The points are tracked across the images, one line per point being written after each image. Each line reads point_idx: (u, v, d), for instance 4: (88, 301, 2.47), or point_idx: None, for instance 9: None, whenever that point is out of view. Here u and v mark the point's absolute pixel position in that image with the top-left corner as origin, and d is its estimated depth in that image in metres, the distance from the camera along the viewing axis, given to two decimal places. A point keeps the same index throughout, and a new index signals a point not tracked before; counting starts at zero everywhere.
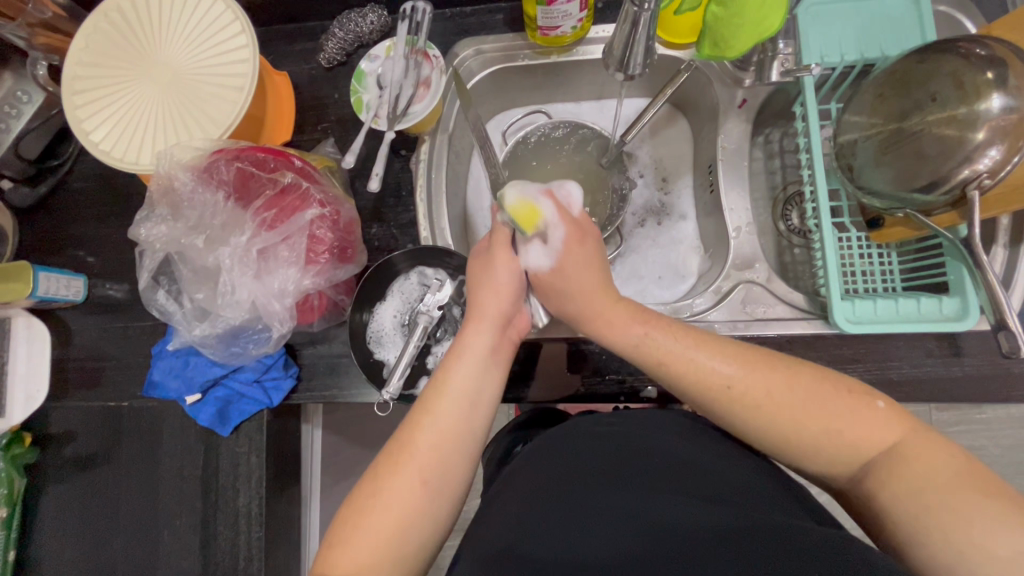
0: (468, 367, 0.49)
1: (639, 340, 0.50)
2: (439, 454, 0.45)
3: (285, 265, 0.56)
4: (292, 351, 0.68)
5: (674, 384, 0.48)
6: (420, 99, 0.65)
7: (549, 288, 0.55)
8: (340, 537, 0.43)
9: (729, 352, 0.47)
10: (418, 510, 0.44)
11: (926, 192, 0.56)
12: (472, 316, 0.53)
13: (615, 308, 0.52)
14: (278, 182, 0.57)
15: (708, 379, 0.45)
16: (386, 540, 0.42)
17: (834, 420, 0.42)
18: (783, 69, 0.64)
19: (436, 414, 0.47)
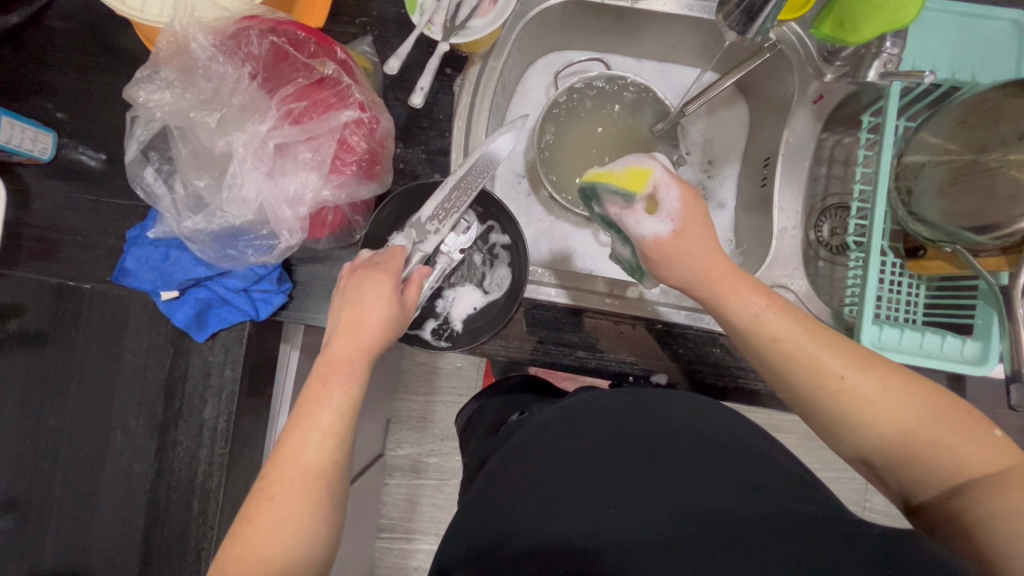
0: (349, 367, 0.44)
1: (757, 313, 0.45)
2: (327, 465, 0.41)
3: (305, 169, 0.50)
4: (287, 265, 0.62)
5: (774, 366, 0.45)
6: (483, 13, 0.57)
7: (667, 259, 0.48)
8: (243, 531, 0.39)
9: (844, 345, 0.43)
10: (308, 514, 0.39)
11: (980, 233, 0.55)
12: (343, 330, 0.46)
13: (737, 274, 0.47)
14: (316, 72, 0.50)
15: (820, 365, 0.42)
16: (291, 540, 0.38)
17: (944, 434, 0.39)
18: (882, 71, 0.57)
19: (323, 403, 0.42)
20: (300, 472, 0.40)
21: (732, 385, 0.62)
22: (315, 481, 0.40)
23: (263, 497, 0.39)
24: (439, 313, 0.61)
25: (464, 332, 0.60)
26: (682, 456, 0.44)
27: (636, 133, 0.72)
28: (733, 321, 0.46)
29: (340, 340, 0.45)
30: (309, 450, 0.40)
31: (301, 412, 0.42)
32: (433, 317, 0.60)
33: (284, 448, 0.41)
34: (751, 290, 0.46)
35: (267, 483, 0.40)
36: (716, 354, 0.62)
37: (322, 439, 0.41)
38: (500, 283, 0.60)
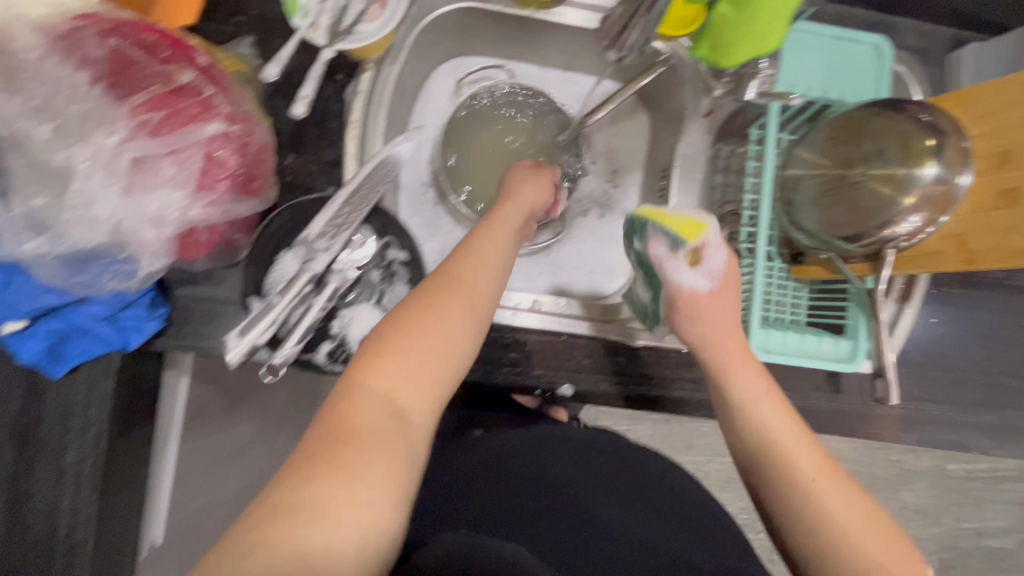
0: (489, 266, 0.48)
1: (755, 394, 0.49)
2: (453, 335, 0.44)
3: (166, 186, 0.44)
4: (162, 287, 0.56)
5: (760, 456, 0.47)
6: (371, 18, 0.54)
7: (699, 314, 0.51)
8: (359, 374, 0.41)
9: (823, 455, 0.47)
10: (427, 370, 0.42)
11: (849, 242, 0.59)
12: (471, 253, 0.48)
13: (744, 352, 0.51)
14: (173, 80, 0.44)
15: (797, 462, 0.46)
16: (399, 394, 0.41)
17: (881, 554, 0.43)
18: (759, 90, 0.60)
19: (460, 280, 0.46)
20: (424, 334, 0.43)
21: (637, 394, 0.63)
22: (433, 367, 0.42)
23: (379, 364, 0.41)
24: (335, 334, 0.57)
25: None
26: (659, 503, 0.59)
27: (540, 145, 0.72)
28: (731, 393, 0.50)
29: (468, 259, 0.48)
30: (430, 342, 0.43)
31: (425, 304, 0.44)
32: (328, 339, 0.57)
33: (407, 331, 0.42)
34: (752, 371, 0.50)
35: (383, 352, 0.41)
36: (620, 363, 0.63)
37: (450, 317, 0.44)
38: (397, 301, 0.57)
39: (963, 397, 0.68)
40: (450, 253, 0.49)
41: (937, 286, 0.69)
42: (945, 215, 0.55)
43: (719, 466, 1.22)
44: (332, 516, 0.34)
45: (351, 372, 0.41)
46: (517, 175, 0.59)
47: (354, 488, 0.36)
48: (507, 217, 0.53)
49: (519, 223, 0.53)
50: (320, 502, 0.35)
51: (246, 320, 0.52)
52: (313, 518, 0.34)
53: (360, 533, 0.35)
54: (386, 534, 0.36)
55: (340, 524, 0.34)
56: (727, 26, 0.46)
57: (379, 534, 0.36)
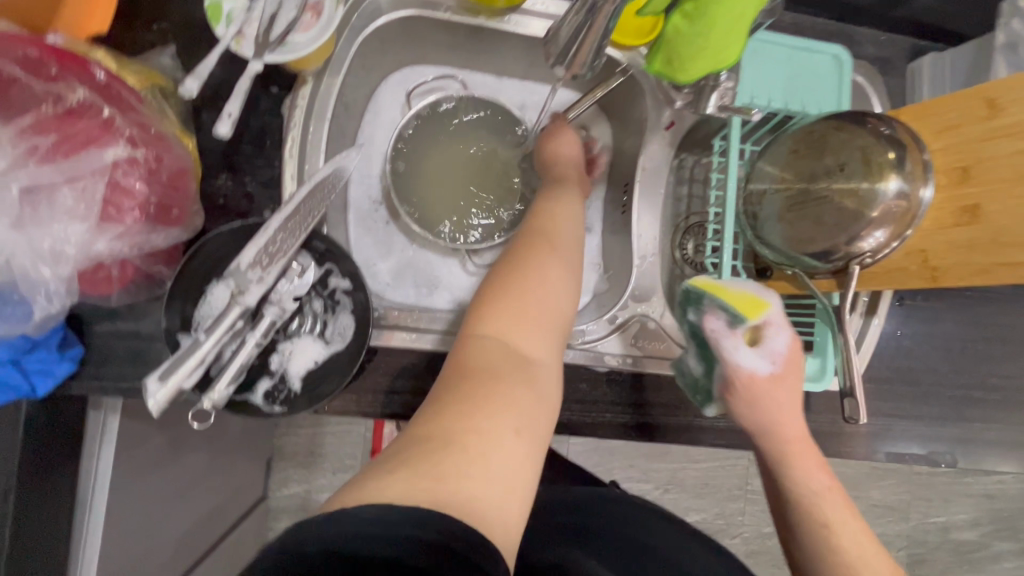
0: (562, 217, 0.52)
1: (820, 492, 0.47)
2: (558, 261, 0.47)
3: (63, 218, 0.39)
4: (75, 324, 0.51)
5: (821, 560, 0.46)
6: (305, 28, 0.50)
7: (759, 398, 0.48)
8: (484, 318, 0.42)
9: (883, 560, 0.46)
10: (540, 312, 0.43)
11: (816, 258, 0.57)
12: (534, 225, 0.51)
13: (807, 444, 0.49)
14: (63, 100, 0.39)
15: (866, 574, 0.44)
16: (522, 323, 0.42)
17: None
18: (720, 103, 0.57)
19: (545, 230, 0.50)
20: (531, 275, 0.44)
21: (601, 421, 0.60)
22: (546, 318, 0.43)
23: (493, 312, 0.42)
24: (274, 370, 0.52)
25: (302, 392, 0.52)
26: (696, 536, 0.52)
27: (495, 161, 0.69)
28: (786, 480, 0.48)
29: (558, 224, 0.51)
30: (539, 294, 0.43)
31: (519, 263, 0.45)
32: (265, 377, 0.52)
33: (516, 280, 0.44)
34: (814, 466, 0.48)
35: (497, 300, 0.42)
36: (583, 390, 0.60)
37: (553, 267, 0.46)
38: (342, 332, 0.53)
39: (929, 410, 0.67)
40: (528, 224, 0.51)
41: (900, 298, 0.68)
42: (909, 229, 0.54)
43: (694, 473, 1.21)
44: (480, 445, 0.34)
45: (467, 323, 0.42)
46: (557, 140, 0.61)
47: (487, 413, 0.35)
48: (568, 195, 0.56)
49: (580, 204, 0.57)
50: (446, 432, 0.34)
51: (169, 361, 0.46)
52: (454, 446, 0.33)
53: (502, 469, 0.34)
54: (520, 479, 0.34)
55: (472, 452, 0.33)
56: (685, 42, 0.42)
57: (512, 490, 0.34)
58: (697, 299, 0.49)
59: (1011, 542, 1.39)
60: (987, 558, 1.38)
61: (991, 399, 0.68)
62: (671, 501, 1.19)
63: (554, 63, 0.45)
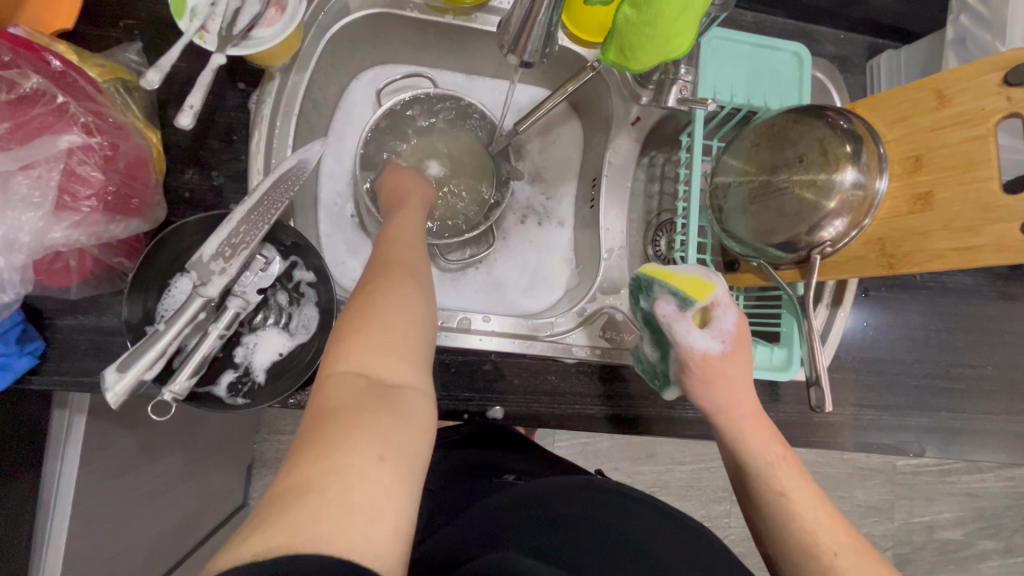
0: (412, 224, 0.50)
1: (775, 462, 0.46)
2: (416, 269, 0.42)
3: (17, 206, 0.39)
4: (36, 318, 0.50)
5: (776, 526, 0.45)
6: (269, 23, 0.51)
7: (712, 376, 0.48)
8: (341, 340, 0.35)
9: (842, 525, 0.44)
10: (406, 321, 0.36)
11: (779, 248, 0.58)
12: (390, 232, 0.47)
13: (761, 421, 0.49)
14: (17, 87, 0.40)
15: (823, 541, 0.43)
16: (386, 343, 0.34)
17: None
18: (679, 96, 0.60)
19: (400, 241, 0.45)
20: (387, 282, 0.39)
21: (570, 413, 0.60)
22: (411, 333, 0.36)
23: (354, 335, 0.35)
24: (238, 363, 0.52)
25: (266, 384, 0.52)
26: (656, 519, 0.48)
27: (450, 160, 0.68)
28: (748, 465, 0.47)
29: (398, 245, 0.45)
30: (394, 317, 0.36)
31: (377, 282, 0.39)
32: (230, 369, 0.52)
33: (365, 306, 0.36)
34: (774, 444, 0.48)
35: (351, 329, 0.35)
36: (552, 381, 0.61)
37: (409, 275, 0.40)
38: (306, 324, 0.54)
39: (895, 399, 0.68)
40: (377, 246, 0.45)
41: (865, 289, 0.70)
42: (867, 219, 0.55)
43: (679, 475, 1.21)
44: (345, 484, 0.27)
45: (324, 355, 0.34)
46: (389, 172, 0.60)
47: (352, 444, 0.29)
48: (411, 219, 0.50)
49: (422, 224, 0.51)
50: (307, 478, 0.27)
51: (128, 353, 0.46)
52: (311, 493, 0.27)
53: (374, 512, 0.27)
54: (399, 517, 0.28)
55: (336, 494, 0.27)
56: (632, 30, 0.44)
57: (389, 528, 0.27)
58: (649, 284, 0.51)
59: (994, 540, 1.40)
60: (971, 557, 1.39)
61: (956, 388, 0.69)
62: None
63: (505, 49, 0.46)
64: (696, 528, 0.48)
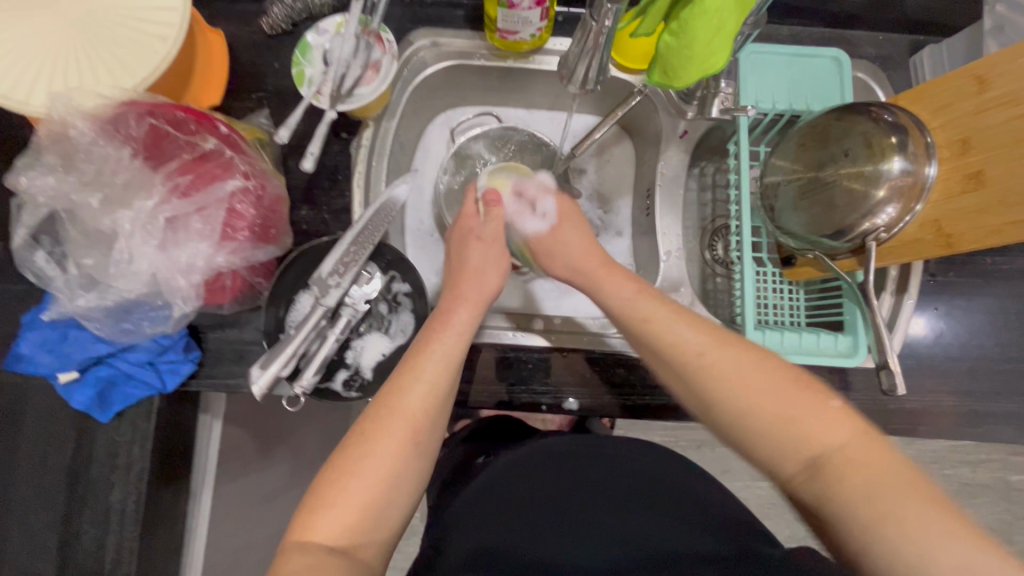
0: (436, 366, 0.48)
1: (629, 297, 0.54)
2: (416, 436, 0.46)
3: (196, 239, 0.52)
4: (195, 332, 0.62)
5: (648, 343, 0.52)
6: (367, 82, 0.62)
7: (548, 249, 0.61)
8: (318, 502, 0.43)
9: (703, 327, 0.51)
10: (380, 497, 0.44)
11: (833, 239, 0.61)
12: (410, 362, 0.48)
13: (607, 267, 0.57)
14: (199, 147, 0.52)
15: (685, 348, 0.50)
16: (355, 521, 0.43)
17: (792, 409, 0.46)
18: (722, 107, 0.66)
19: (411, 386, 0.47)
20: (377, 462, 0.44)
21: (641, 403, 0.65)
22: (379, 508, 0.44)
23: (325, 510, 0.43)
24: (350, 363, 0.62)
25: (373, 380, 0.61)
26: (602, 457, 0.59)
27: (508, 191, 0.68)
28: (610, 302, 0.55)
29: (410, 394, 0.46)
30: (361, 495, 0.43)
31: (359, 447, 0.45)
32: (343, 368, 0.62)
33: (337, 483, 0.44)
34: (670, 320, 0.51)
35: (322, 502, 0.43)
36: (622, 374, 0.66)
37: (395, 444, 0.45)
38: (404, 328, 0.63)
39: (976, 384, 0.67)
40: (382, 390, 0.47)
41: (932, 274, 0.70)
42: (919, 203, 0.57)
43: (759, 490, 1.17)
44: None
45: (299, 517, 0.43)
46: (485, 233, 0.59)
47: None
48: (445, 360, 0.49)
49: (456, 368, 0.49)
50: None
51: (268, 354, 0.56)
52: None
53: None
54: None
55: None
56: (672, 55, 0.50)
57: None
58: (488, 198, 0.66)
59: None
60: None
61: None
62: None
63: (565, 81, 0.55)
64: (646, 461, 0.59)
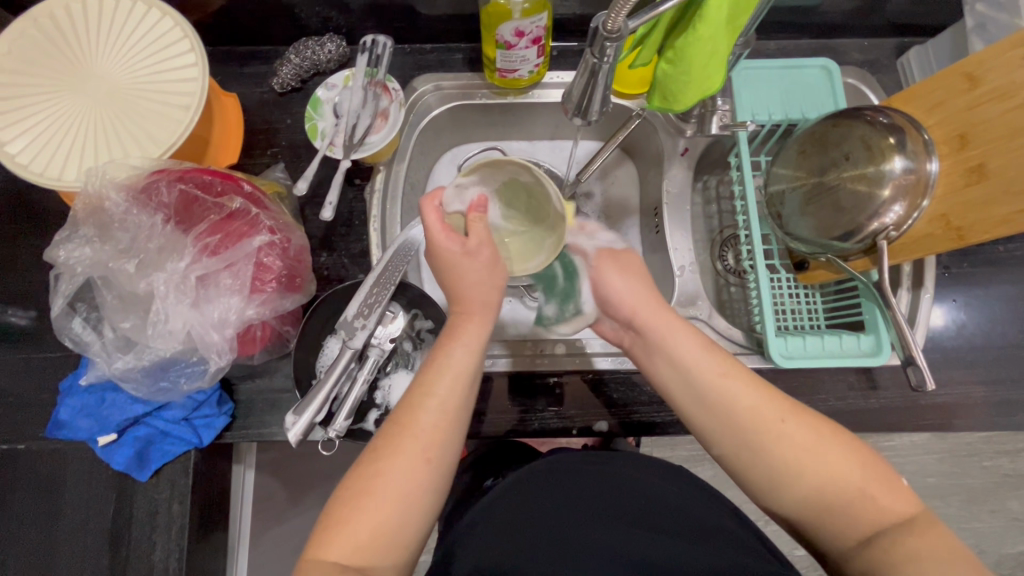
0: (452, 382, 0.48)
1: (701, 354, 0.51)
2: (436, 453, 0.46)
3: (227, 294, 0.54)
4: (227, 385, 0.63)
5: (721, 413, 0.48)
6: (377, 129, 0.65)
7: (618, 267, 0.59)
8: (335, 519, 0.43)
9: (774, 393, 0.48)
10: (400, 512, 0.43)
11: (844, 241, 0.62)
12: (432, 367, 0.48)
13: (672, 315, 0.54)
14: (226, 208, 0.55)
15: (758, 411, 0.47)
16: (376, 539, 0.43)
17: (861, 481, 0.44)
18: (722, 123, 0.68)
19: (436, 397, 0.47)
20: (399, 475, 0.44)
21: (671, 419, 0.66)
22: (400, 523, 0.43)
23: (338, 529, 0.43)
24: (380, 403, 0.63)
25: None
26: (625, 481, 0.58)
27: (509, 173, 0.52)
28: (677, 360, 0.51)
29: (427, 407, 0.46)
30: (382, 505, 0.43)
31: (376, 459, 0.45)
32: (374, 408, 0.63)
33: (353, 502, 0.43)
34: (740, 376, 0.49)
35: (336, 519, 0.43)
36: (649, 391, 0.66)
37: (415, 456, 0.45)
38: None
39: (1005, 373, 0.67)
40: (401, 401, 0.48)
41: (945, 267, 0.70)
42: (924, 199, 0.58)
43: None
44: None
45: (313, 538, 0.43)
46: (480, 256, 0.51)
47: None
48: (458, 373, 0.48)
49: (466, 384, 0.48)
50: None
51: (301, 401, 0.57)
52: None
53: None
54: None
55: None
56: (671, 83, 0.51)
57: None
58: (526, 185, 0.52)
59: None
60: None
61: None
62: (775, 534, 1.14)
63: (571, 114, 0.56)
64: (681, 486, 0.58)
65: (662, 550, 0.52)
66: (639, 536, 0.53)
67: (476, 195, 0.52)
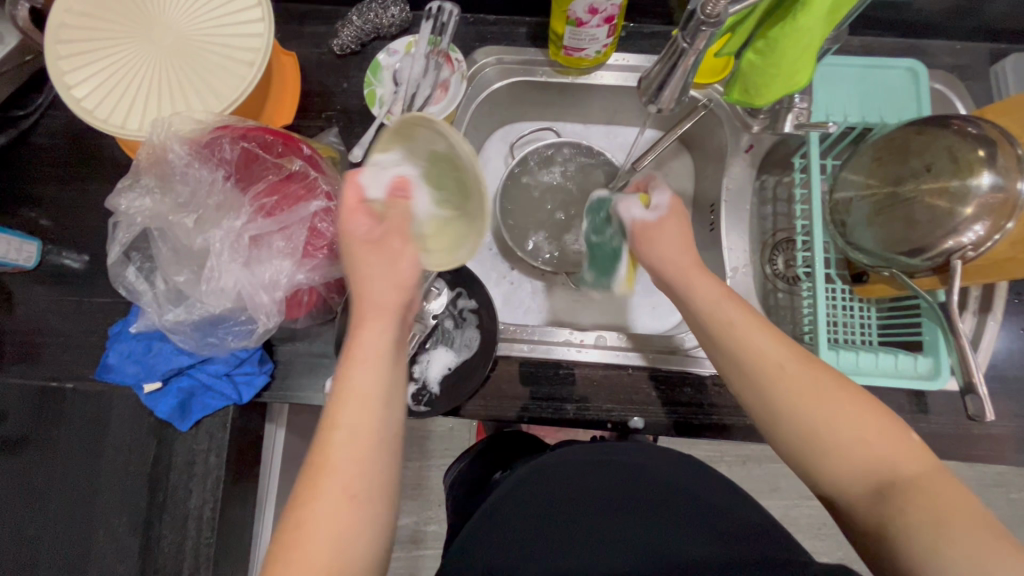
0: (357, 403, 0.40)
1: (715, 298, 0.48)
2: (361, 494, 0.38)
3: (278, 257, 0.54)
4: (268, 346, 0.64)
5: (725, 355, 0.47)
6: (436, 101, 0.64)
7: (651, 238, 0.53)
8: None
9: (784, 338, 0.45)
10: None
11: (912, 256, 0.58)
12: (340, 391, 0.40)
13: (693, 263, 0.51)
14: (285, 168, 0.55)
15: (761, 356, 0.45)
16: None
17: (873, 438, 0.40)
18: (796, 121, 0.65)
19: (343, 426, 0.39)
20: (323, 533, 0.36)
21: (708, 423, 0.64)
22: None
23: None
24: (417, 378, 0.63)
25: (442, 395, 0.63)
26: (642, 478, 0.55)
27: (431, 145, 0.48)
28: (693, 303, 0.49)
29: (336, 440, 0.39)
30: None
31: (296, 519, 0.37)
32: (411, 382, 0.63)
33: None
34: (750, 323, 0.46)
35: None
36: (688, 393, 0.65)
37: (338, 503, 0.37)
38: (471, 344, 0.64)
39: None
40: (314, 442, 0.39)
41: (1016, 293, 0.67)
42: (1010, 221, 0.54)
43: (810, 510, 1.13)
44: None
45: None
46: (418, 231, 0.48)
47: None
48: (361, 397, 0.40)
49: (380, 403, 0.40)
50: None
51: None
52: None
53: None
54: None
55: None
56: (756, 74, 0.49)
57: None
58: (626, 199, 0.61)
59: None
60: None
61: None
62: None
63: (645, 101, 0.54)
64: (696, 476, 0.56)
65: (682, 542, 0.48)
66: (653, 531, 0.50)
67: (394, 175, 0.47)
